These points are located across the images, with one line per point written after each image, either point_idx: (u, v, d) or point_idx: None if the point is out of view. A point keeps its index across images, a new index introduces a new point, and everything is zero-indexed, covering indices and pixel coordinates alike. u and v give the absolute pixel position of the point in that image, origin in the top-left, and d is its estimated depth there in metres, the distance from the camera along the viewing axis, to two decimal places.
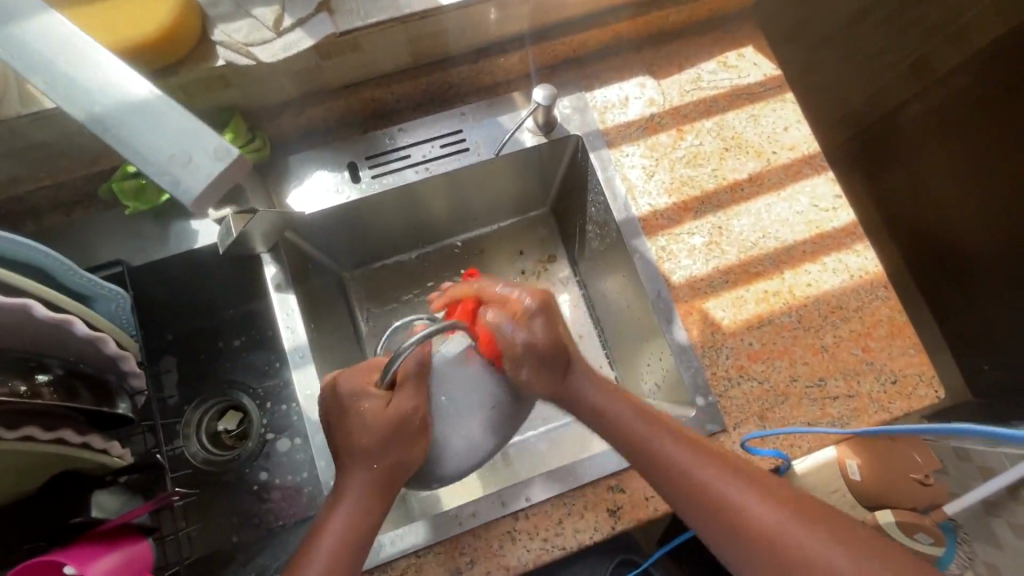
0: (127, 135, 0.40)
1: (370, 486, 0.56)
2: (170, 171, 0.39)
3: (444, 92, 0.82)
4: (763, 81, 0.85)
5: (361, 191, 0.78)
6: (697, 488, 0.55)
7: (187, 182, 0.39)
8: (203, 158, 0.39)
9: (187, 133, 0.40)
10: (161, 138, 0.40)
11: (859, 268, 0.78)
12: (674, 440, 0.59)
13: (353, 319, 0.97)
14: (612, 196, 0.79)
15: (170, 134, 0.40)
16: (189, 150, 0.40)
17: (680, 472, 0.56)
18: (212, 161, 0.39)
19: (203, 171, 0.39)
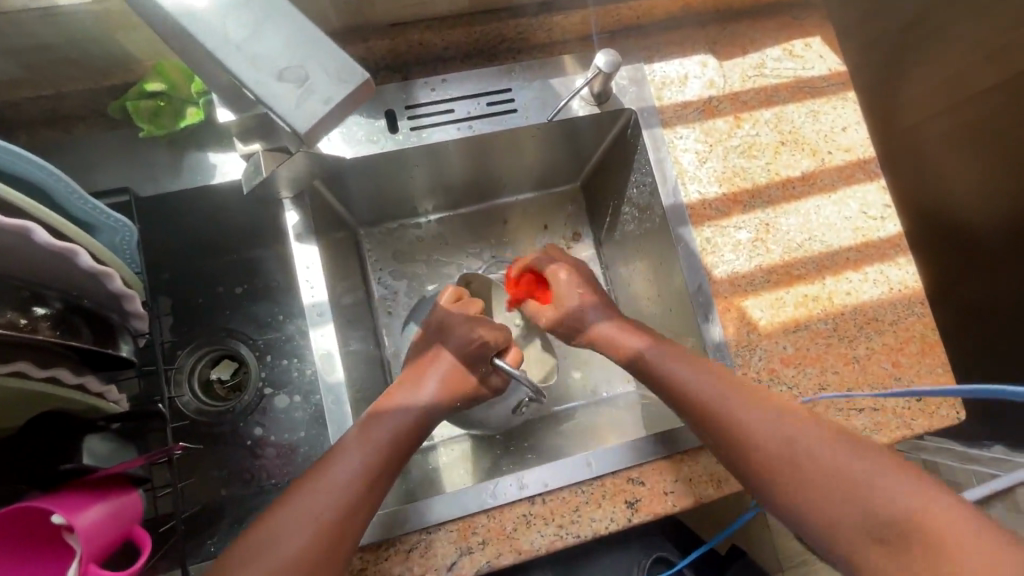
0: (241, 42, 0.43)
1: (419, 408, 0.67)
2: (282, 81, 0.43)
3: (495, 45, 0.76)
4: (827, 76, 0.81)
5: (398, 143, 0.72)
6: (745, 426, 0.59)
7: (306, 106, 0.42)
8: (318, 79, 0.43)
9: (298, 41, 0.43)
10: (274, 43, 0.43)
11: (899, 282, 0.76)
12: (716, 382, 0.63)
13: (366, 281, 0.94)
14: (662, 178, 0.75)
15: (282, 40, 0.43)
16: (300, 64, 0.43)
17: (726, 411, 0.60)
18: (327, 81, 0.43)
19: (317, 93, 0.42)
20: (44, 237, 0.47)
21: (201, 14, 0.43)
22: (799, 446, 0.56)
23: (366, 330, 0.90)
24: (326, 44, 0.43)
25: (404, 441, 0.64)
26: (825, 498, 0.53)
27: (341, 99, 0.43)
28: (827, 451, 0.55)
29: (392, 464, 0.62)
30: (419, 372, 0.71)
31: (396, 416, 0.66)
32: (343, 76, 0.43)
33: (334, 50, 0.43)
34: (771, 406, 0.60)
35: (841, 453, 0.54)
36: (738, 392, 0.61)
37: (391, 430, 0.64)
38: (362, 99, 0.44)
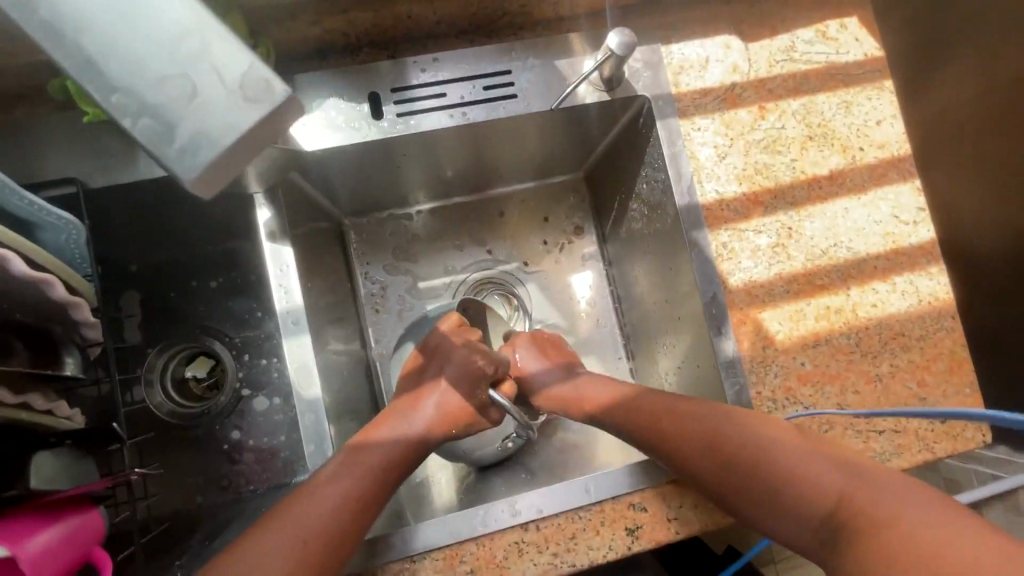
0: (106, 41, 0.31)
1: (410, 441, 0.63)
2: (168, 104, 0.30)
3: (495, 21, 0.67)
4: (863, 62, 0.73)
5: (383, 131, 0.65)
6: (698, 428, 0.57)
7: (196, 139, 0.30)
8: (217, 99, 0.30)
9: (191, 47, 0.31)
10: (160, 48, 0.31)
11: (929, 293, 0.70)
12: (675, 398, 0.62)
13: (351, 275, 0.88)
14: (676, 175, 0.68)
15: (169, 41, 0.31)
16: (192, 78, 0.31)
17: (680, 424, 0.59)
18: (231, 100, 0.30)
19: (219, 116, 0.30)
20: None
21: (65, 11, 0.31)
22: (759, 447, 0.53)
23: (352, 330, 0.84)
24: (229, 44, 0.31)
25: (394, 468, 0.60)
26: (781, 492, 0.51)
27: (252, 126, 0.31)
28: (781, 456, 0.52)
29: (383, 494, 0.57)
30: (416, 397, 0.68)
31: (384, 442, 0.62)
32: (257, 92, 0.31)
33: (244, 52, 0.31)
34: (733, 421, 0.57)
35: (809, 459, 0.51)
36: (699, 407, 0.60)
37: (378, 458, 0.60)
38: (289, 122, 0.32)
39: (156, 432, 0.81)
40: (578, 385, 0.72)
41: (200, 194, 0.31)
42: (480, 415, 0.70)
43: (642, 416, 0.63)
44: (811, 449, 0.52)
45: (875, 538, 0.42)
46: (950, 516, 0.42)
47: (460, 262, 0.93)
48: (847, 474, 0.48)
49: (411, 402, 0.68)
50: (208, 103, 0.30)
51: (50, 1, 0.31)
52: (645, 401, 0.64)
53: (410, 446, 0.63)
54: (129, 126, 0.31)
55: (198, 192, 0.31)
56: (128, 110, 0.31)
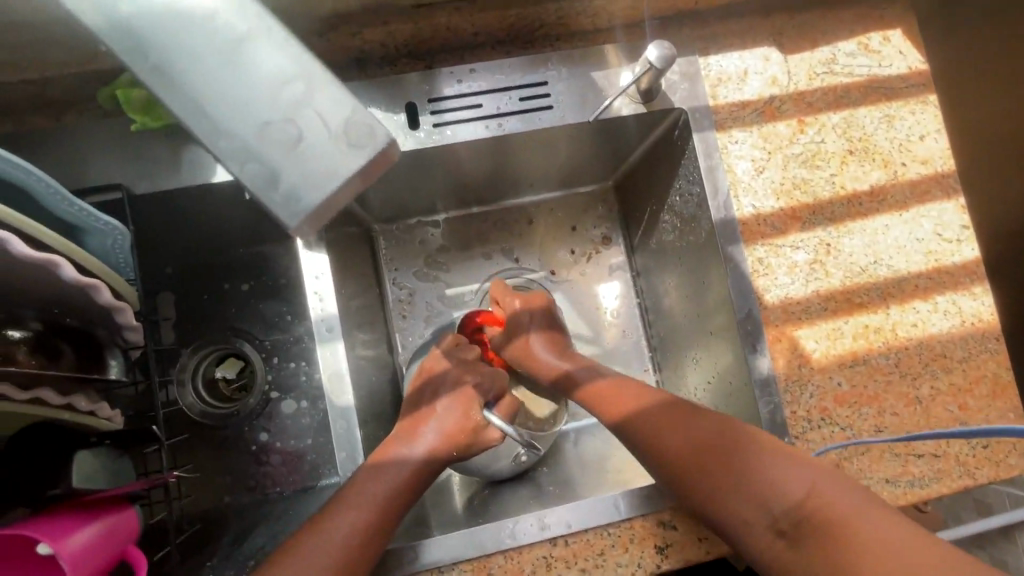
0: (215, 85, 0.35)
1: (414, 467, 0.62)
2: (273, 151, 0.35)
3: (532, 32, 0.67)
4: (907, 75, 0.71)
5: (419, 141, 0.65)
6: (682, 436, 0.58)
7: (301, 180, 0.34)
8: (322, 144, 0.34)
9: (294, 94, 0.35)
10: (264, 95, 0.35)
11: (973, 314, 0.68)
12: (654, 409, 0.62)
13: (379, 281, 0.89)
14: (712, 188, 0.67)
15: (279, 88, 0.35)
16: (298, 125, 0.35)
17: (663, 435, 0.59)
18: (333, 146, 0.34)
19: (323, 162, 0.34)
20: (21, 249, 0.43)
21: (179, 64, 0.35)
22: (726, 453, 0.55)
23: (379, 336, 0.84)
24: (333, 93, 0.35)
25: (403, 495, 0.59)
26: (745, 499, 0.52)
27: (350, 170, 0.34)
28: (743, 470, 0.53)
29: (392, 520, 0.57)
30: (417, 423, 0.66)
31: (388, 466, 0.61)
32: (356, 134, 0.34)
33: (344, 102, 0.35)
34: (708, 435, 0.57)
35: (765, 467, 0.53)
36: (674, 419, 0.60)
37: (387, 482, 0.59)
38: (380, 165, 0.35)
39: (188, 433, 0.82)
40: (585, 394, 0.70)
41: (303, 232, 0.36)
42: (485, 433, 0.67)
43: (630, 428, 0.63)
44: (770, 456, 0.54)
45: (841, 543, 0.46)
46: (888, 524, 0.46)
47: (487, 269, 0.93)
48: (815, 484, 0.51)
49: (411, 426, 0.66)
50: (317, 149, 0.34)
51: (165, 53, 0.35)
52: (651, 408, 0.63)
53: (413, 474, 0.61)
54: (238, 170, 0.35)
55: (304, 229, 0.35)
56: (236, 154, 0.35)
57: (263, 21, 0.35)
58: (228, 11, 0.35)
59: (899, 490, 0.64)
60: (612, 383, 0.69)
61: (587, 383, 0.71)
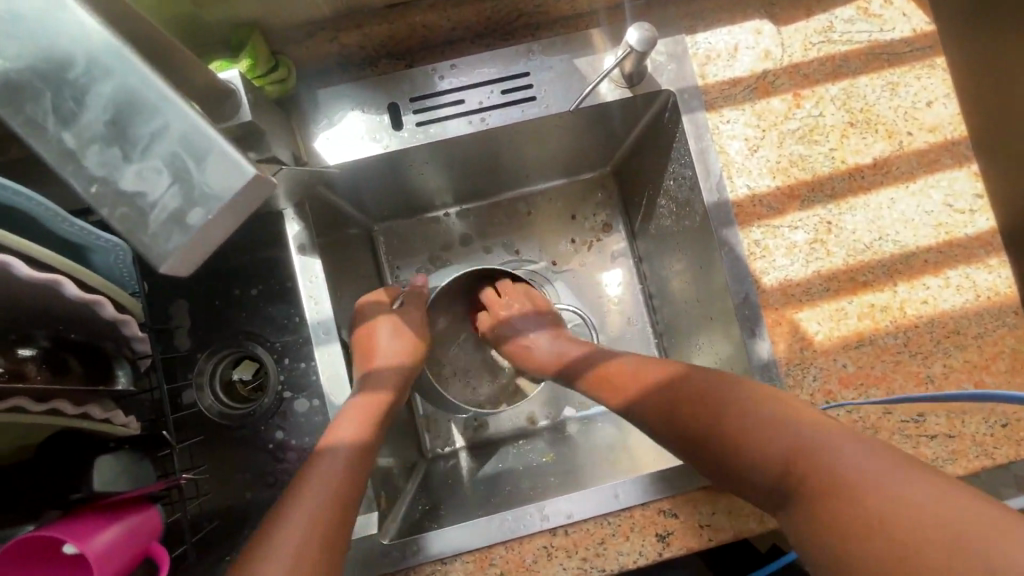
0: (87, 132, 0.35)
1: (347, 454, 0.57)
2: (147, 196, 0.35)
3: (511, 22, 0.66)
4: (911, 38, 0.67)
5: (402, 141, 0.65)
6: (692, 402, 0.53)
7: (169, 221, 0.35)
8: (190, 187, 0.35)
9: (161, 136, 0.35)
10: (134, 141, 0.35)
11: (988, 288, 0.65)
12: (693, 387, 0.54)
13: (381, 280, 0.91)
14: (704, 171, 0.66)
15: (143, 132, 0.35)
16: (163, 168, 0.35)
17: (674, 399, 0.55)
18: (200, 186, 0.35)
19: (191, 202, 0.35)
20: (24, 270, 0.45)
21: (50, 114, 0.35)
22: (749, 420, 0.48)
23: None
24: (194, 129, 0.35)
25: (343, 482, 0.54)
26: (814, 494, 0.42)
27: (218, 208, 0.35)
28: (758, 427, 0.48)
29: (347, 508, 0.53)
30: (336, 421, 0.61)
31: (337, 457, 0.56)
32: (219, 176, 0.35)
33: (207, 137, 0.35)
34: (756, 414, 0.49)
35: (793, 427, 0.46)
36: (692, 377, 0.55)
37: (339, 473, 0.55)
38: (253, 197, 0.36)
39: (204, 436, 0.86)
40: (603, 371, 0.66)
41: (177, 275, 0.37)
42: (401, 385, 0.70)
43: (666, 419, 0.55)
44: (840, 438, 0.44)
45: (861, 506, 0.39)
46: (989, 516, 0.36)
47: (488, 263, 0.93)
48: (903, 475, 0.40)
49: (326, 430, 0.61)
50: (187, 188, 0.35)
51: (36, 103, 0.35)
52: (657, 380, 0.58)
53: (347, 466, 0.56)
54: (109, 215, 0.35)
55: (177, 273, 0.36)
56: (106, 199, 0.36)
57: (124, 66, 0.35)
58: (98, 57, 0.35)
59: None
60: (638, 365, 0.63)
61: (611, 361, 0.66)
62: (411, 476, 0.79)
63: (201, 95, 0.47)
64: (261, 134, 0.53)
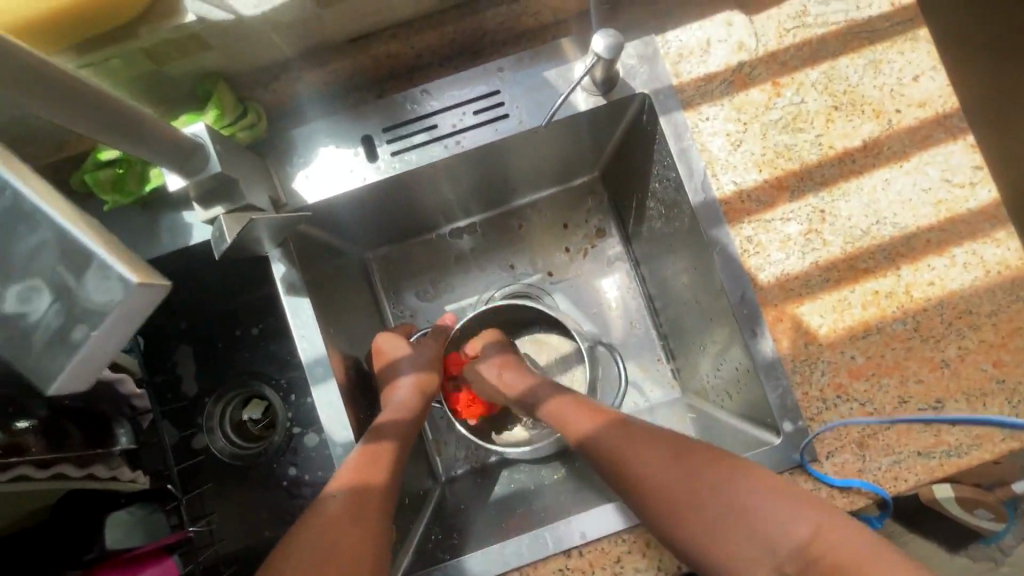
0: None
1: (379, 492, 0.58)
2: (35, 313, 0.36)
3: (477, 43, 0.66)
4: (890, 14, 0.65)
5: (380, 173, 0.65)
6: (657, 479, 0.55)
7: (67, 345, 0.35)
8: (80, 299, 0.35)
9: (48, 252, 0.35)
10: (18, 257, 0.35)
11: (997, 262, 0.62)
12: (633, 436, 0.59)
13: (379, 309, 0.90)
14: (687, 172, 0.64)
15: (40, 248, 0.35)
16: (55, 286, 0.35)
17: (635, 470, 0.56)
18: (93, 297, 0.34)
19: (82, 318, 0.35)
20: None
21: None
22: (716, 493, 0.52)
23: None
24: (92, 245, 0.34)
25: (378, 518, 0.56)
26: (731, 527, 0.51)
27: (113, 321, 0.35)
28: (729, 501, 0.52)
29: (380, 538, 0.55)
30: (359, 460, 0.60)
31: (368, 496, 0.57)
32: (106, 293, 0.34)
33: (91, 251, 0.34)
34: (682, 465, 0.55)
35: (756, 496, 0.51)
36: (640, 445, 0.58)
37: (374, 512, 0.56)
38: (149, 299, 0.35)
39: (214, 482, 0.86)
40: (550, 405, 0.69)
41: (70, 391, 0.37)
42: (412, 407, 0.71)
43: (601, 456, 0.60)
44: (752, 479, 0.52)
45: None
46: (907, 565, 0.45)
47: (485, 280, 0.92)
48: (791, 505, 0.50)
49: (349, 462, 0.60)
50: (76, 305, 0.35)
51: None
52: (606, 441, 0.60)
53: (381, 507, 0.57)
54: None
55: (72, 392, 0.36)
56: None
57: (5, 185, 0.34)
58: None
59: (933, 463, 0.59)
60: (581, 404, 0.67)
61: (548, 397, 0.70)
62: (423, 507, 0.78)
63: (172, 149, 0.47)
64: (233, 184, 0.54)
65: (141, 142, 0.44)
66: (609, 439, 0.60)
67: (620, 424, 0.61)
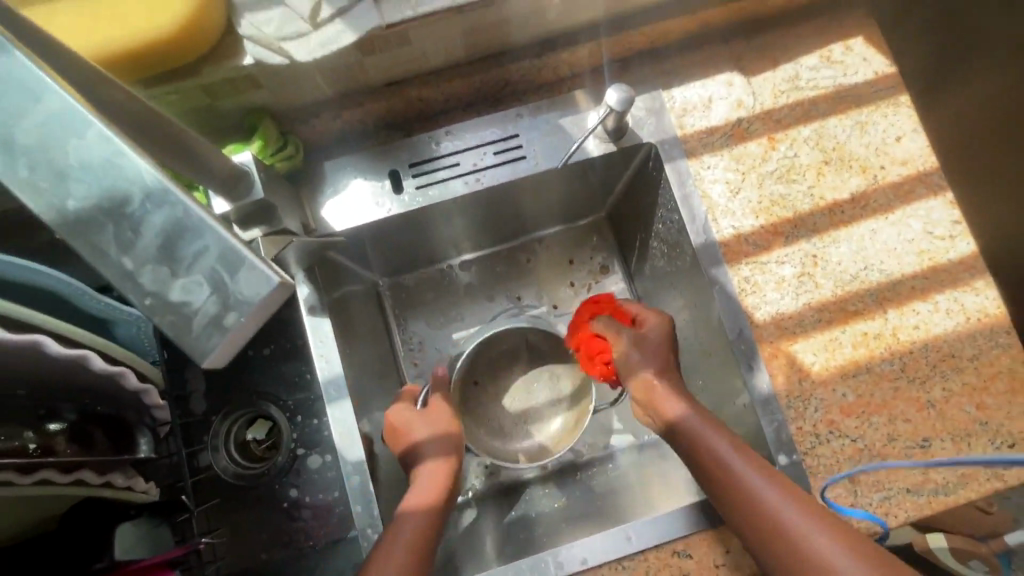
0: (107, 239, 0.34)
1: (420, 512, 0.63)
2: (187, 301, 0.35)
3: (500, 91, 0.72)
4: (873, 80, 0.72)
5: (403, 204, 0.69)
6: (737, 480, 0.57)
7: (205, 330, 0.35)
8: (217, 290, 0.35)
9: (191, 244, 0.34)
10: (160, 246, 0.34)
11: (977, 310, 0.66)
12: (726, 437, 0.61)
13: (389, 335, 0.92)
14: (689, 215, 0.69)
15: (188, 237, 0.34)
16: (196, 276, 0.35)
17: (717, 466, 0.59)
18: (231, 289, 0.35)
19: (215, 306, 0.35)
20: (99, 364, 0.52)
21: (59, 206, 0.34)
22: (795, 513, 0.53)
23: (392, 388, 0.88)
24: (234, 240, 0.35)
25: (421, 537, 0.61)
26: (809, 551, 0.51)
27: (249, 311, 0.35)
28: (807, 528, 0.52)
29: (428, 554, 0.60)
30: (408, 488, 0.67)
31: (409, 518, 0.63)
32: (254, 286, 0.35)
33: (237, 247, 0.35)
34: (769, 482, 0.56)
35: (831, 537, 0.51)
36: (731, 446, 0.60)
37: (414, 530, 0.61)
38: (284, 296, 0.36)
39: None
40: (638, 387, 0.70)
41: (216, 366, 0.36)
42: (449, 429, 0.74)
43: (689, 442, 0.62)
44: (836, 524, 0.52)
45: None
46: None
47: (493, 310, 0.95)
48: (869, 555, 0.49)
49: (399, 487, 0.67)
50: (224, 296, 0.35)
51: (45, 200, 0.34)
52: (693, 431, 0.63)
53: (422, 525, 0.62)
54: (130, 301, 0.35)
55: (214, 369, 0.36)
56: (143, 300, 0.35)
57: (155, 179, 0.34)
58: (129, 169, 0.34)
59: (922, 500, 0.62)
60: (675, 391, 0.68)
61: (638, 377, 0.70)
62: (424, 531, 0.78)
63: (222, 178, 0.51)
64: (272, 210, 0.58)
65: (199, 170, 0.48)
66: (702, 427, 0.62)
67: (711, 421, 0.63)
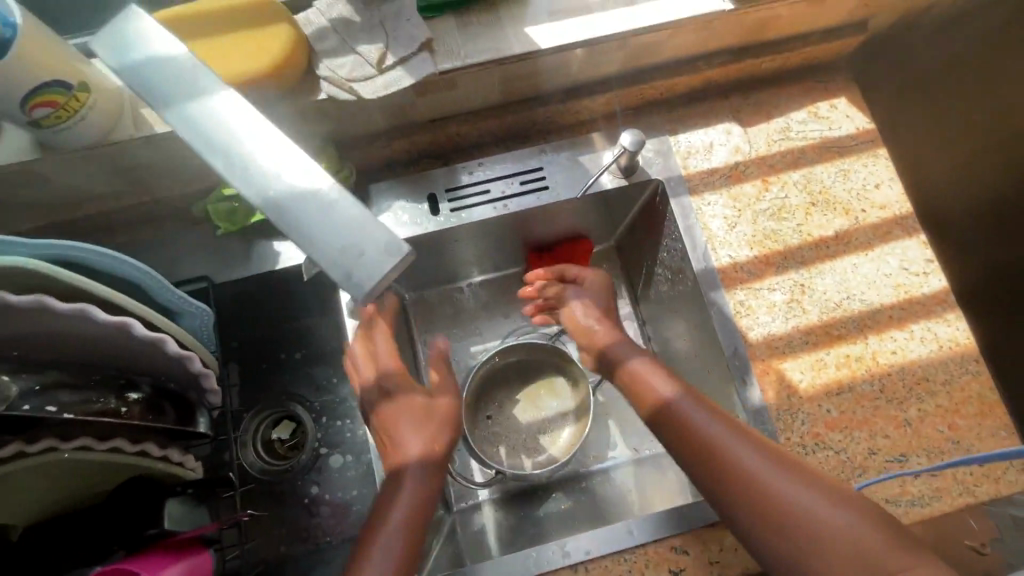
0: (291, 218, 0.44)
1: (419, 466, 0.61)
2: (338, 260, 0.42)
3: (527, 130, 0.83)
4: (855, 134, 0.82)
5: (438, 224, 0.78)
6: (723, 456, 0.57)
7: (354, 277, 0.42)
8: (364, 251, 0.43)
9: (349, 220, 0.44)
10: (327, 223, 0.44)
11: (949, 339, 0.74)
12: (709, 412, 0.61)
13: (412, 346, 0.99)
14: (691, 244, 0.78)
15: (345, 212, 0.44)
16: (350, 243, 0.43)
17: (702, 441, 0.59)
18: (373, 255, 0.42)
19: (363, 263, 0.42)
20: (173, 348, 0.59)
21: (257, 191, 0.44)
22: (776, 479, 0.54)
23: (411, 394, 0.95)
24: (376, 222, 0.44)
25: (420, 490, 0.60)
26: (790, 515, 0.52)
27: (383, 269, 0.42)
28: (787, 491, 0.53)
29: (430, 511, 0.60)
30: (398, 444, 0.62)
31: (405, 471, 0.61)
32: (387, 254, 0.42)
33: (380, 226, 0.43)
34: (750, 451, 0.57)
35: (807, 494, 0.53)
36: (715, 419, 0.60)
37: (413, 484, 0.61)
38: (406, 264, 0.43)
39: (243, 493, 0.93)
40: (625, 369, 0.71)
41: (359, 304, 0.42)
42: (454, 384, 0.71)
43: (673, 419, 0.62)
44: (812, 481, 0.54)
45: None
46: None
47: (508, 327, 1.03)
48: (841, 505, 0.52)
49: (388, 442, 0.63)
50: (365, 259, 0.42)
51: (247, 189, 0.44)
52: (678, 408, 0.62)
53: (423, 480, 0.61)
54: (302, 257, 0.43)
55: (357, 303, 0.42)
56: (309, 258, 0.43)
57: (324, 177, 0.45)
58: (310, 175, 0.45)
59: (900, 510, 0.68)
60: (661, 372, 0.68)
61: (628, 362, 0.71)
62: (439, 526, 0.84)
63: None
64: None
65: None
66: (687, 404, 0.62)
67: (698, 398, 0.63)
